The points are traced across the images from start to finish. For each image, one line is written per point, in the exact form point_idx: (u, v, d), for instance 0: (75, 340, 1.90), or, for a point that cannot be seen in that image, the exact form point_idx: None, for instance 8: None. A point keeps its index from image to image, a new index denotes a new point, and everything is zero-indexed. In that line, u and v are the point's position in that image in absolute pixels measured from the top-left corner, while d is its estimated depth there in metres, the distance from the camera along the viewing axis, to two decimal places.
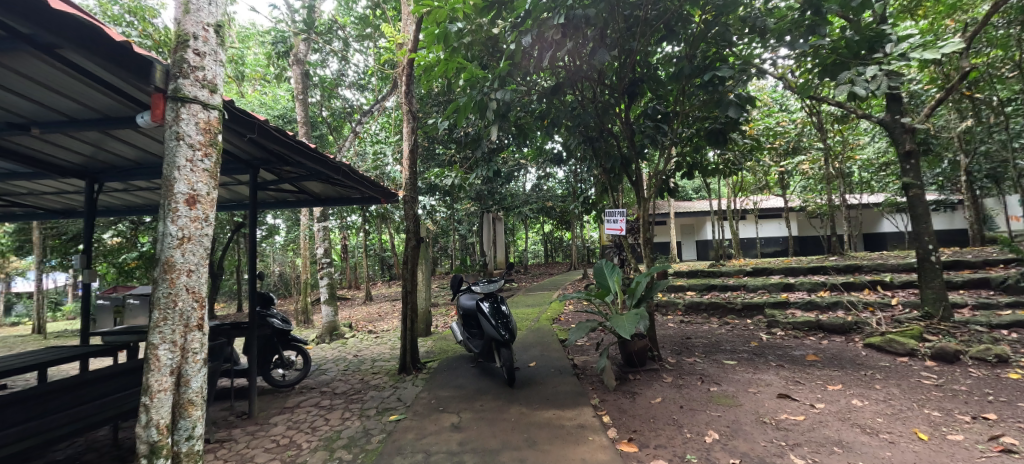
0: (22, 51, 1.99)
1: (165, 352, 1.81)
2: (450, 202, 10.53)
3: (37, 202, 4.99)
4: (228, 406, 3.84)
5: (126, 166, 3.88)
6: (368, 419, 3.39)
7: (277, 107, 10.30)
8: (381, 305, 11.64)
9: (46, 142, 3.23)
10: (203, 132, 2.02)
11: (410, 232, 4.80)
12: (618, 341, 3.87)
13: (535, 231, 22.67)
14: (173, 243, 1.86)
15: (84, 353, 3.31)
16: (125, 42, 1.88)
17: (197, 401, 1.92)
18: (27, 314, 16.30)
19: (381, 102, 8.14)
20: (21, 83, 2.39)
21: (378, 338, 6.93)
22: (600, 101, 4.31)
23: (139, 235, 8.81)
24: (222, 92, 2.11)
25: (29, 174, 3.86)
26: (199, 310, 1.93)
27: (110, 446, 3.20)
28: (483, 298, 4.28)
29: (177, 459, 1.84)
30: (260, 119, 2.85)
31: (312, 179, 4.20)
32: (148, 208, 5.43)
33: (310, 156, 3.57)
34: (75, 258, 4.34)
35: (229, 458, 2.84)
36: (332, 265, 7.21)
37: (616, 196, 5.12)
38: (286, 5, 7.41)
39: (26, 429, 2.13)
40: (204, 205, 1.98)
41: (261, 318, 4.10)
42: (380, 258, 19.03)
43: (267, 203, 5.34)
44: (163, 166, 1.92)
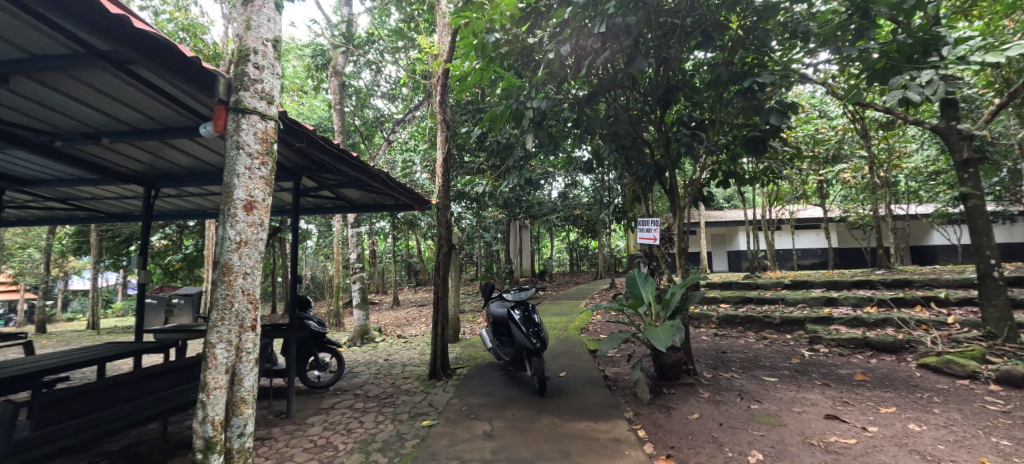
0: (96, 65, 2.17)
1: (221, 351, 1.90)
2: (478, 208, 10.58)
3: (98, 206, 5.35)
4: (267, 405, 3.98)
5: (178, 173, 4.11)
6: (401, 423, 3.43)
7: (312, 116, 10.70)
8: (409, 310, 11.81)
9: (110, 150, 3.47)
10: (261, 142, 2.12)
11: (441, 239, 4.87)
12: (651, 352, 3.78)
13: (561, 240, 22.59)
14: (232, 246, 1.96)
15: (137, 349, 3.50)
16: (196, 58, 2.03)
17: (249, 400, 2.00)
18: (81, 310, 17.48)
19: (413, 112, 8.35)
20: (89, 93, 2.57)
21: (408, 343, 7.03)
22: (635, 109, 4.26)
23: (184, 238, 9.47)
24: (278, 104, 2.22)
25: (94, 179, 4.14)
26: (253, 311, 2.02)
27: (159, 439, 3.37)
28: (514, 306, 4.28)
29: (229, 456, 1.92)
30: (309, 129, 2.99)
31: (350, 186, 4.34)
32: (196, 212, 5.73)
33: (351, 165, 3.72)
34: (132, 259, 4.63)
35: (270, 456, 2.93)
36: (364, 270, 7.40)
37: (648, 205, 5.04)
38: (326, 20, 7.72)
39: (88, 420, 2.31)
40: (260, 210, 2.07)
41: (300, 319, 4.22)
42: (406, 264, 19.32)
43: (303, 208, 5.49)
44: (224, 173, 2.02)
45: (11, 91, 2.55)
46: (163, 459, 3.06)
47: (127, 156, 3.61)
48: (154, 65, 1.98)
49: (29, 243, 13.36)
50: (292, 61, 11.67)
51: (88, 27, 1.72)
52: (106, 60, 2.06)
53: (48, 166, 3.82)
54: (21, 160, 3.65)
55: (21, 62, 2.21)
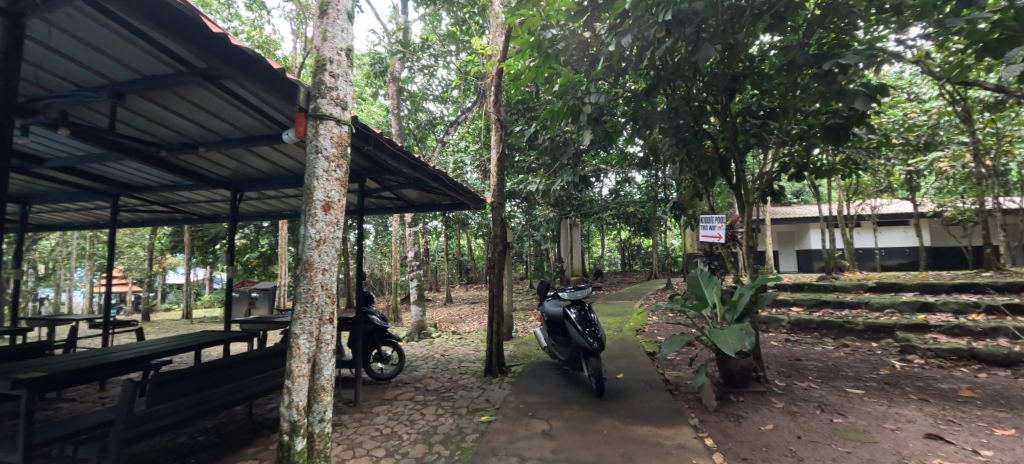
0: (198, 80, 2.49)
1: (304, 342, 2.06)
2: (528, 207, 10.57)
3: (193, 209, 5.98)
4: (336, 393, 4.25)
5: (260, 178, 4.50)
6: (461, 417, 3.51)
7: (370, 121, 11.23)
8: (461, 307, 12.07)
9: (204, 159, 3.87)
10: (337, 145, 2.27)
11: (496, 237, 4.94)
12: (717, 357, 3.58)
13: (612, 238, 22.05)
14: (312, 244, 2.12)
15: (226, 338, 3.88)
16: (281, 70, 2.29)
17: (328, 388, 2.15)
18: (176, 302, 19.62)
19: (465, 113, 8.51)
20: (188, 107, 2.92)
21: (462, 339, 7.20)
22: (698, 100, 4.05)
23: (261, 237, 10.32)
24: (350, 109, 2.36)
25: (190, 184, 4.62)
26: (331, 305, 2.17)
27: (246, 421, 3.75)
28: (570, 305, 4.23)
29: (311, 438, 2.09)
30: (376, 132, 3.15)
31: (410, 186, 4.51)
32: (273, 214, 6.24)
33: (413, 165, 3.87)
34: (222, 256, 5.13)
35: (342, 441, 3.13)
36: (420, 268, 7.66)
37: (711, 202, 4.77)
38: (383, 29, 8.07)
39: (192, 400, 2.62)
40: (336, 210, 2.22)
41: (365, 314, 4.46)
42: (458, 262, 19.77)
43: (366, 208, 5.79)
44: (305, 176, 2.19)
45: (126, 107, 2.96)
46: (250, 440, 3.40)
47: (218, 163, 4.01)
48: (248, 78, 2.25)
49: (136, 242, 15.22)
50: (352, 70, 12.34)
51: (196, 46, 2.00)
52: (206, 76, 2.38)
53: (153, 173, 4.32)
54: (133, 169, 4.16)
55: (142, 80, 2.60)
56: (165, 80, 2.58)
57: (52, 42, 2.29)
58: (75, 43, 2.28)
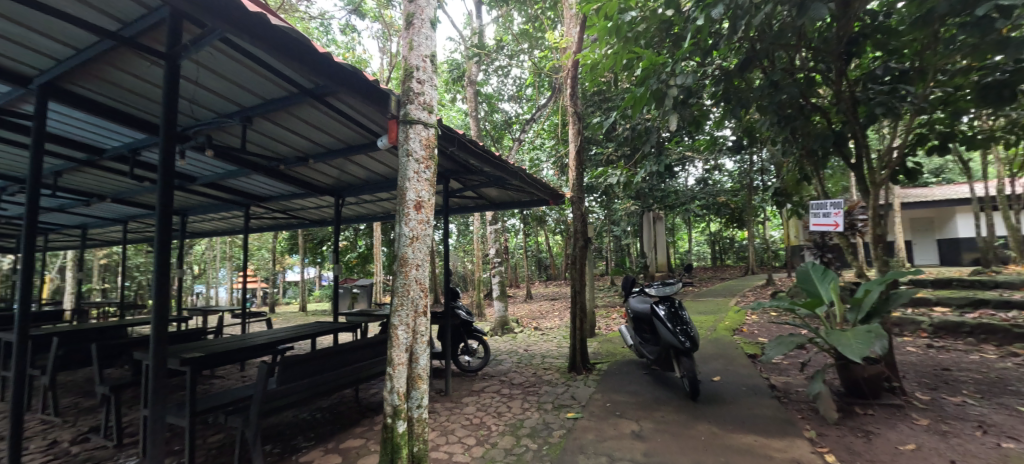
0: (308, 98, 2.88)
1: (402, 332, 2.23)
2: (608, 201, 10.27)
3: (305, 215, 6.77)
4: (429, 382, 4.53)
5: (358, 184, 4.96)
6: (547, 413, 3.53)
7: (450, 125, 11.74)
8: (542, 303, 12.14)
9: (313, 170, 4.38)
10: (425, 148, 2.41)
11: (577, 232, 4.87)
12: (837, 363, 3.17)
13: (701, 231, 20.57)
14: (406, 242, 2.28)
15: (334, 328, 4.35)
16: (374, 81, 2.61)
17: (423, 376, 2.29)
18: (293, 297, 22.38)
19: (540, 110, 8.52)
20: (300, 123, 3.37)
21: (545, 335, 7.23)
22: (804, 71, 3.59)
23: (359, 239, 11.34)
24: (436, 112, 2.48)
25: (302, 193, 5.24)
26: (425, 298, 2.31)
27: (353, 403, 4.16)
28: (658, 301, 4.04)
29: (411, 422, 2.24)
30: (460, 133, 3.29)
31: (491, 185, 4.64)
32: (370, 216, 6.82)
33: (494, 164, 3.98)
34: (329, 255, 5.74)
35: (436, 428, 3.33)
36: (501, 265, 7.83)
37: (822, 186, 4.21)
38: (460, 36, 8.39)
39: (308, 383, 3.03)
40: (426, 209, 2.36)
41: (452, 309, 4.70)
42: (537, 259, 19.90)
43: (451, 208, 6.07)
44: (398, 179, 2.36)
45: (253, 129, 3.49)
46: (356, 419, 3.79)
47: (324, 173, 4.50)
48: (348, 91, 2.58)
49: (262, 245, 17.67)
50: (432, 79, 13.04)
51: (310, 68, 2.37)
52: (315, 95, 2.76)
53: (274, 185, 4.96)
54: (257, 182, 4.82)
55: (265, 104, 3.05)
56: (283, 102, 3.01)
57: (201, 78, 2.80)
58: (216, 76, 2.76)
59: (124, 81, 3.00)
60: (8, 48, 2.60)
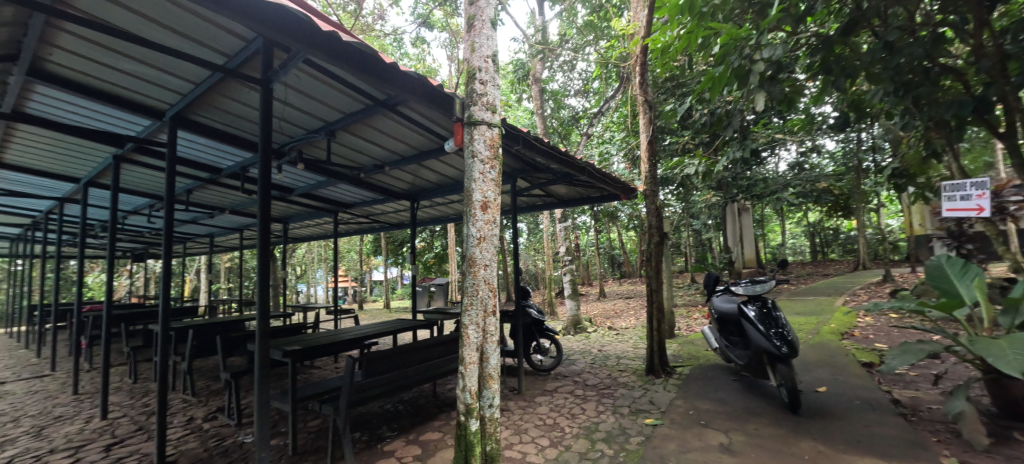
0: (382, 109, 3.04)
1: (473, 332, 2.25)
2: (686, 193, 9.62)
3: (384, 218, 7.20)
4: (502, 380, 4.56)
5: (430, 188, 5.14)
6: (623, 417, 3.37)
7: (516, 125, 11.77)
8: (616, 302, 11.72)
9: (389, 176, 4.62)
10: (489, 148, 2.40)
11: (652, 227, 4.60)
12: (984, 377, 2.62)
13: (797, 222, 18.50)
14: (474, 242, 2.29)
15: (413, 325, 4.55)
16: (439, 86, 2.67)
17: (494, 376, 2.28)
18: (378, 295, 24.06)
19: (609, 102, 8.21)
20: (375, 133, 3.57)
21: (620, 335, 6.95)
22: (929, 27, 3.01)
23: (434, 240, 11.84)
24: (500, 112, 2.46)
25: (381, 198, 5.56)
26: (493, 298, 2.30)
27: (432, 397, 4.32)
28: (746, 301, 3.68)
29: (483, 421, 2.25)
30: (524, 131, 3.25)
31: (559, 182, 4.55)
32: (443, 218, 7.05)
33: (559, 159, 3.88)
34: (406, 255, 6.03)
35: (509, 426, 3.33)
36: (573, 263, 7.68)
37: (957, 164, 3.52)
38: (523, 35, 8.37)
39: (390, 377, 3.21)
40: (493, 209, 2.35)
41: (523, 308, 4.70)
42: (610, 256, 19.29)
43: (519, 207, 6.07)
44: (465, 180, 2.38)
45: (336, 141, 3.77)
46: (435, 413, 3.93)
47: (399, 178, 4.73)
48: (416, 98, 2.68)
49: (350, 248, 19.23)
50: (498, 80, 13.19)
51: (380, 80, 2.48)
52: (387, 105, 2.91)
53: (356, 192, 5.32)
54: (342, 190, 5.20)
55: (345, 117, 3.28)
56: (359, 114, 3.20)
57: (290, 98, 3.07)
58: (303, 95, 3.02)
59: (231, 108, 3.40)
60: (143, 87, 3.08)
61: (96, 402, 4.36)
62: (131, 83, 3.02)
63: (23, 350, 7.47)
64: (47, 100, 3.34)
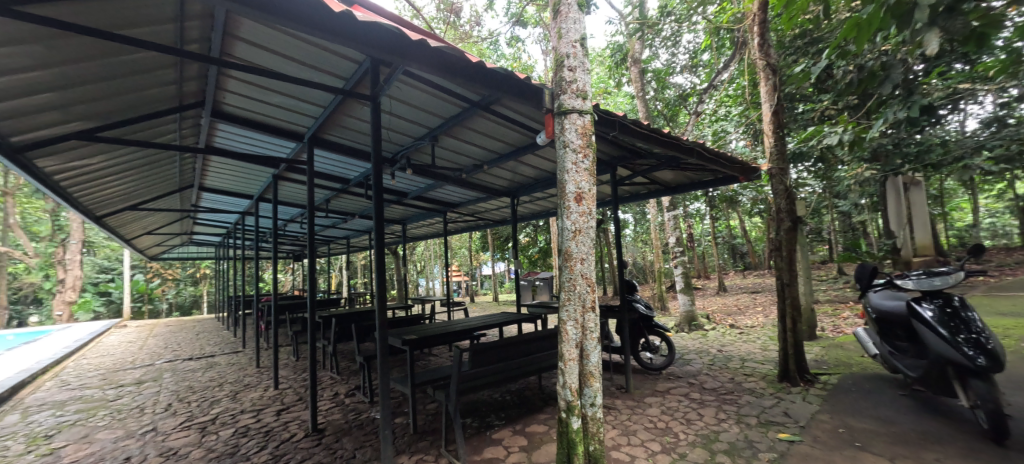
0: (477, 110, 3.12)
1: (571, 328, 2.16)
2: (826, 170, 8.07)
3: (488, 216, 7.46)
4: (609, 377, 4.38)
5: (528, 183, 5.15)
6: (750, 428, 2.97)
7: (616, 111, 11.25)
8: (739, 296, 10.49)
9: (488, 174, 4.74)
10: (581, 136, 2.27)
11: (781, 211, 3.97)
12: None
13: (996, 194, 14.39)
14: (569, 235, 2.19)
15: (518, 318, 4.60)
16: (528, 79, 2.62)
17: (596, 374, 2.16)
18: (488, 289, 25.24)
19: (721, 74, 7.31)
20: (472, 134, 3.68)
21: (745, 335, 6.18)
22: None
23: (538, 234, 11.94)
24: (591, 97, 2.32)
25: (483, 196, 5.76)
26: (592, 293, 2.18)
27: (538, 391, 4.33)
28: (920, 298, 2.95)
29: (585, 420, 2.15)
30: (619, 115, 3.04)
31: (663, 167, 4.19)
32: (543, 213, 7.04)
33: (663, 142, 3.56)
34: (509, 250, 6.15)
35: (616, 426, 3.16)
36: (685, 254, 7.05)
37: None
38: (619, 15, 7.91)
39: (496, 368, 3.28)
40: (588, 200, 2.22)
41: (629, 302, 4.45)
42: (731, 246, 17.35)
43: (621, 198, 5.77)
44: (557, 172, 2.29)
45: (439, 145, 3.99)
46: (541, 406, 3.93)
47: (498, 176, 4.83)
48: (506, 95, 2.66)
49: (461, 245, 20.48)
50: (595, 67, 12.76)
51: (472, 82, 2.51)
52: (480, 105, 2.97)
53: (460, 191, 5.59)
54: (449, 191, 5.51)
55: (445, 122, 3.45)
56: (457, 117, 3.33)
57: (395, 109, 3.32)
58: (406, 105, 3.24)
59: (350, 126, 3.80)
60: (286, 114, 3.62)
61: (269, 375, 5.31)
62: (276, 112, 3.58)
63: (224, 332, 9.51)
64: (222, 135, 4.14)
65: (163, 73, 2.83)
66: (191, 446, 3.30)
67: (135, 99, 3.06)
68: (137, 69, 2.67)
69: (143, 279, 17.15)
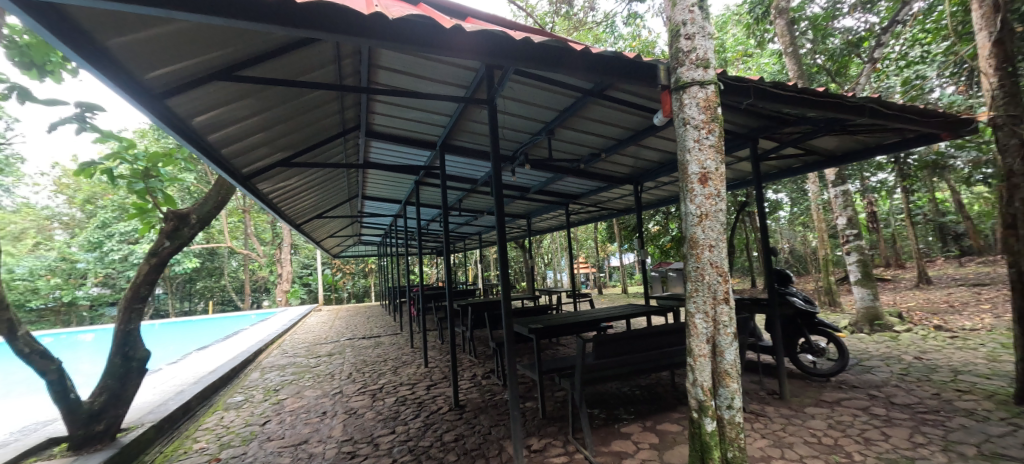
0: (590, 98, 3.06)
1: (701, 322, 1.97)
2: None
3: (613, 205, 7.25)
4: (758, 380, 3.86)
5: (652, 168, 4.84)
6: (963, 460, 2.30)
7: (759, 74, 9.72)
8: (950, 290, 8.12)
9: (609, 162, 4.60)
10: (705, 111, 2.04)
11: (1011, 174, 2.94)
12: None
13: None
14: (694, 221, 2.00)
15: (647, 310, 4.38)
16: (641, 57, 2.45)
17: (733, 374, 1.93)
18: (618, 281, 24.49)
19: (909, 6, 5.70)
20: (588, 123, 3.63)
21: (957, 339, 4.77)
22: None
23: (670, 222, 11.11)
24: (715, 65, 2.07)
25: (605, 186, 5.62)
26: (724, 284, 1.96)
27: (671, 388, 4.07)
28: None
29: (723, 424, 1.94)
30: (755, 79, 2.64)
31: (821, 133, 3.50)
32: (673, 198, 6.53)
33: (817, 103, 2.96)
34: (636, 240, 5.88)
35: (766, 435, 2.78)
36: (860, 237, 5.75)
37: None
38: None
39: (622, 360, 3.19)
40: (715, 181, 1.99)
41: (782, 295, 3.83)
42: (938, 225, 13.48)
43: (765, 175, 5.01)
44: (677, 152, 2.10)
45: (556, 138, 4.03)
46: (674, 404, 3.69)
47: (619, 163, 4.65)
48: (619, 78, 2.53)
49: (588, 236, 20.27)
50: (731, 28, 11.21)
51: (583, 72, 2.45)
52: (593, 93, 2.91)
53: (581, 183, 5.56)
54: (570, 183, 5.53)
55: (560, 114, 3.47)
56: (572, 108, 3.31)
57: (511, 108, 3.46)
58: (521, 103, 3.35)
59: (475, 130, 4.11)
60: (422, 126, 4.10)
61: (422, 355, 6.10)
62: (414, 125, 4.08)
63: (388, 317, 11.25)
64: (375, 150, 4.88)
65: (330, 106, 3.49)
66: (366, 409, 4.01)
67: (314, 129, 3.85)
68: (313, 105, 3.34)
69: (331, 273, 21.34)
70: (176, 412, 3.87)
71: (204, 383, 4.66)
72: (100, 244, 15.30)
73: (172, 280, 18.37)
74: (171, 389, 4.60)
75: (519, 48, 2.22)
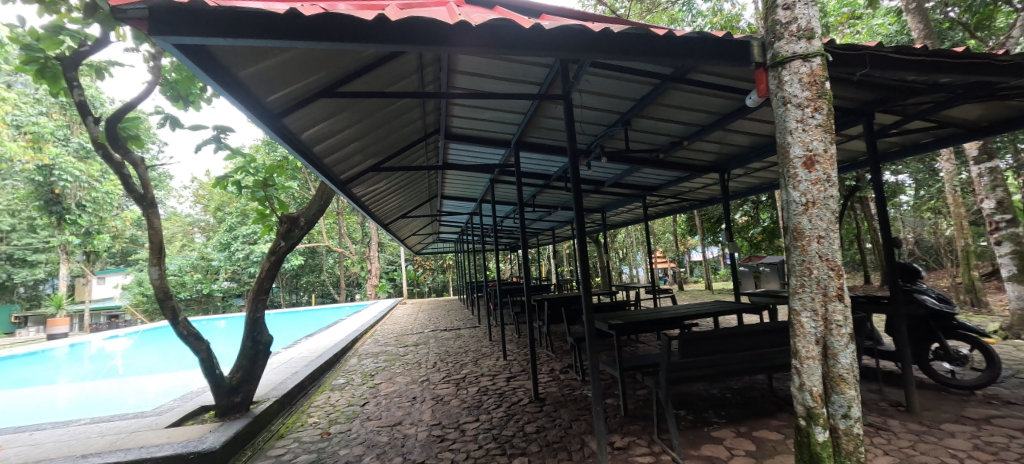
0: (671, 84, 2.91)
1: (809, 320, 1.78)
2: None
3: (695, 195, 6.81)
4: (878, 389, 3.40)
5: (741, 154, 4.47)
6: None
7: (871, 38, 8.45)
8: None
9: (692, 150, 4.33)
10: (810, 87, 1.83)
11: None
12: None
13: None
14: (798, 209, 1.81)
15: (738, 308, 4.05)
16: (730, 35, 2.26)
17: (850, 380, 1.73)
18: (700, 276, 23.00)
19: None
20: (668, 110, 3.45)
21: None
22: None
23: (762, 212, 10.14)
24: (821, 34, 1.85)
25: (686, 175, 5.30)
26: (837, 279, 1.75)
27: (769, 393, 3.74)
28: None
29: (837, 435, 1.74)
30: (871, 46, 2.31)
31: (959, 101, 2.96)
32: (765, 185, 5.96)
33: (955, 66, 2.51)
34: (723, 232, 5.47)
35: (891, 451, 2.45)
36: (1013, 223, 4.79)
37: None
38: None
39: (711, 360, 3.00)
40: (824, 164, 1.78)
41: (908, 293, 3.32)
42: None
43: (883, 154, 4.36)
44: (777, 135, 1.92)
45: (634, 128, 3.89)
46: (772, 410, 3.39)
47: (703, 150, 4.36)
48: (705, 60, 2.36)
49: (666, 229, 19.27)
50: None
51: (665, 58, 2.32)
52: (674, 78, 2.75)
53: (660, 173, 5.30)
54: (649, 174, 5.30)
55: (637, 103, 3.34)
56: (651, 96, 3.17)
57: (587, 101, 3.41)
58: (596, 95, 3.28)
59: (549, 126, 4.11)
60: (497, 125, 4.19)
61: (501, 348, 6.28)
62: (490, 125, 4.19)
63: (467, 311, 11.70)
64: (453, 151, 5.11)
65: (414, 112, 3.72)
66: (451, 396, 4.23)
67: (399, 135, 4.14)
68: (398, 113, 3.59)
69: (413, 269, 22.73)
70: (293, 389, 4.41)
71: (313, 366, 5.24)
72: (228, 245, 17.66)
73: (282, 275, 20.85)
74: (287, 369, 5.25)
75: (596, 40, 2.17)
